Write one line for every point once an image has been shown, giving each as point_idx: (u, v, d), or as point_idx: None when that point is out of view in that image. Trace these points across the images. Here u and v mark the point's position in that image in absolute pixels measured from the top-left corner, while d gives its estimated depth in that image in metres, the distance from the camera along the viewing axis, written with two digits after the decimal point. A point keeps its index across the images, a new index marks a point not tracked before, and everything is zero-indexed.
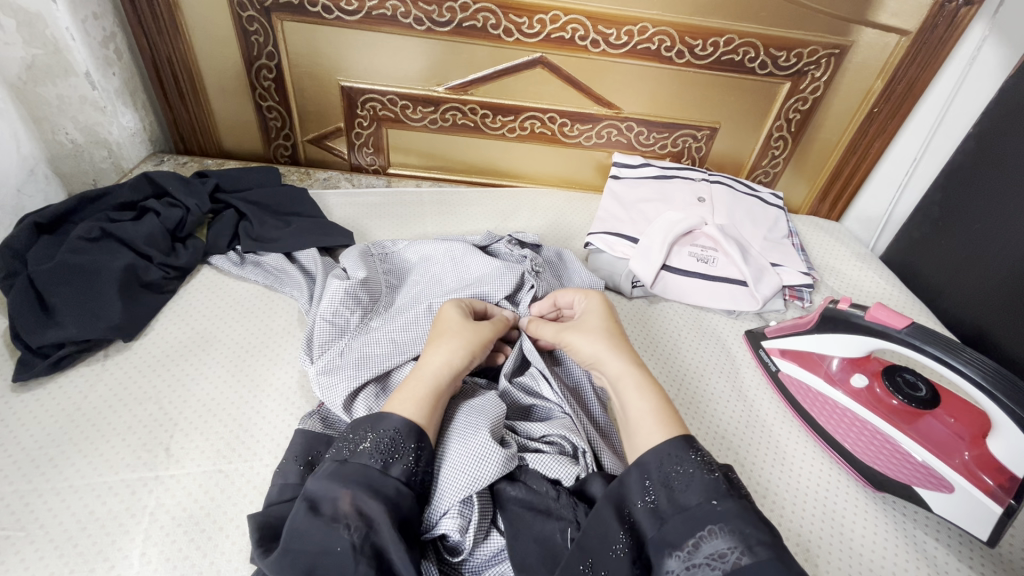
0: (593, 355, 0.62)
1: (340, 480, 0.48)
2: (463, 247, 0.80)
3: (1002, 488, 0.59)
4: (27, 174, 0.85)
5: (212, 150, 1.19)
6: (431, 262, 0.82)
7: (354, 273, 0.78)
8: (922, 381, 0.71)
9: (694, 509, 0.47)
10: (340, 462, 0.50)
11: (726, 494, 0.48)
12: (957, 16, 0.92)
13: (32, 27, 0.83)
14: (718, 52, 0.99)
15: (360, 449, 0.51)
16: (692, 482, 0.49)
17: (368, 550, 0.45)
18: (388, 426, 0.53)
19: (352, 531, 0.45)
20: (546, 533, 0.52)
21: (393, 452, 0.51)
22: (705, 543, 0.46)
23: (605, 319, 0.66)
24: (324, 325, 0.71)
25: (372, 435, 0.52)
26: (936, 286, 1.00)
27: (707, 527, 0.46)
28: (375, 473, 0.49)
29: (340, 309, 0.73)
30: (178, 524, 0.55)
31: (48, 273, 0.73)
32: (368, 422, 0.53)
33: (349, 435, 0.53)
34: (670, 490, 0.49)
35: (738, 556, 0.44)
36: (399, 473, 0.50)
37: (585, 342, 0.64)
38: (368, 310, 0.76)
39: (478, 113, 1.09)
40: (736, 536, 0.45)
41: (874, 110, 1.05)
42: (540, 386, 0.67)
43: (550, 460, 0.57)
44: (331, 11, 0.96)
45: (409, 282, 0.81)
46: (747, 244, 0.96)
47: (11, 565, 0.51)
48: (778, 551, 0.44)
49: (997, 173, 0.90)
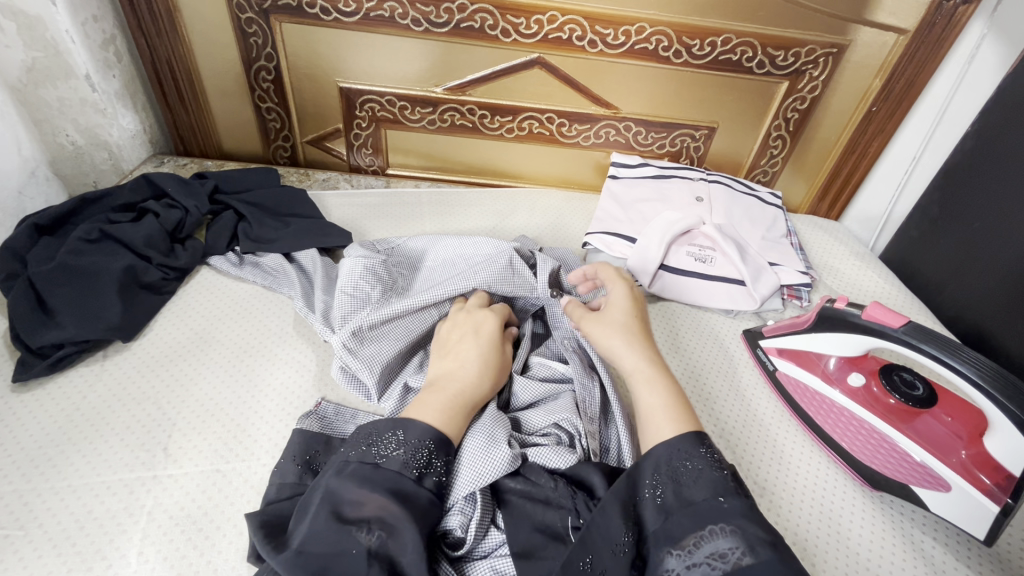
0: (610, 348, 0.64)
1: (371, 486, 0.49)
2: (477, 243, 0.80)
3: (999, 487, 0.59)
4: (27, 176, 0.86)
5: (212, 151, 1.20)
6: (446, 254, 0.81)
7: (370, 254, 0.78)
8: (920, 380, 0.71)
9: (700, 505, 0.48)
10: (374, 466, 0.50)
11: (733, 492, 0.48)
12: (955, 15, 0.92)
13: (32, 30, 0.84)
14: (716, 52, 0.99)
15: (393, 456, 0.51)
16: (700, 478, 0.49)
17: (382, 554, 0.45)
18: (420, 436, 0.53)
19: (370, 535, 0.45)
20: (545, 520, 0.53)
21: (426, 463, 0.52)
22: (707, 543, 0.45)
23: (631, 308, 0.67)
24: (345, 297, 0.72)
25: (404, 444, 0.52)
26: (936, 284, 1.00)
27: (711, 527, 0.46)
28: (407, 481, 0.50)
29: (361, 284, 0.73)
30: (176, 523, 0.56)
31: (48, 275, 0.74)
32: (396, 424, 0.54)
33: (376, 436, 0.53)
34: (678, 485, 0.50)
35: (739, 556, 0.44)
36: (431, 484, 0.51)
37: (604, 336, 0.65)
38: (389, 287, 0.76)
39: (477, 113, 1.09)
40: (738, 536, 0.45)
41: (873, 109, 1.05)
42: (557, 370, 0.69)
43: (549, 451, 0.58)
44: (329, 12, 0.96)
45: (425, 269, 0.81)
46: (745, 243, 0.96)
47: (10, 564, 0.52)
48: (780, 553, 0.44)
49: (998, 172, 0.89)
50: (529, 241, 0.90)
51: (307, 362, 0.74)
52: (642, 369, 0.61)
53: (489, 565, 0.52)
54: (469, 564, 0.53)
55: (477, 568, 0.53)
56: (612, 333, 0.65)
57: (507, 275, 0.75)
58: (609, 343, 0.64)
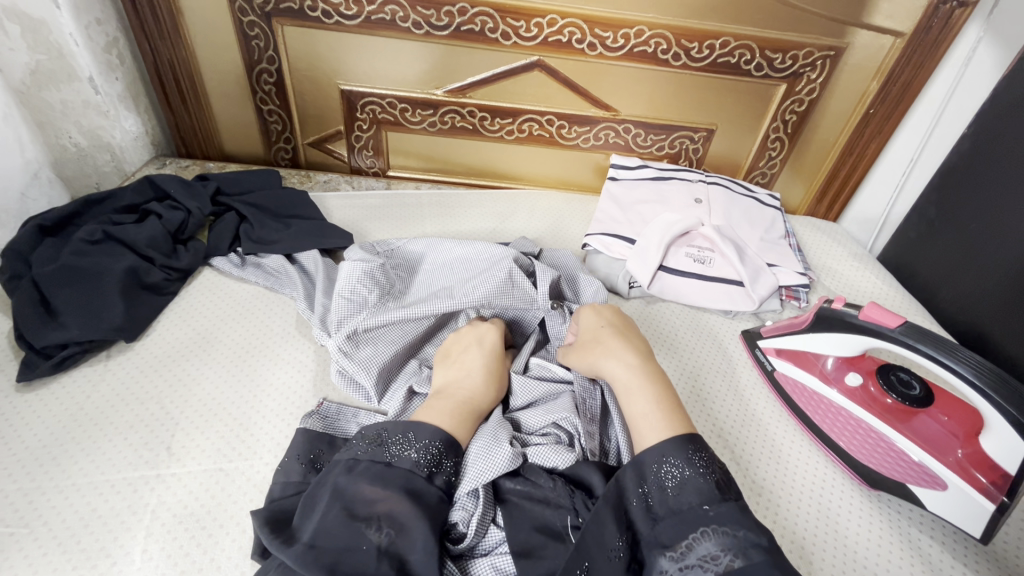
0: (590, 365, 0.66)
1: (385, 484, 0.50)
2: (475, 247, 0.81)
3: (995, 486, 0.59)
4: (30, 177, 0.86)
5: (214, 153, 1.20)
6: (445, 258, 0.82)
7: (369, 258, 0.79)
8: (917, 380, 0.71)
9: (687, 512, 0.48)
10: (385, 464, 0.52)
11: (719, 499, 0.49)
12: (952, 17, 0.92)
13: (36, 33, 0.85)
14: (714, 54, 0.99)
15: (405, 455, 0.53)
16: (685, 484, 0.50)
17: (392, 552, 0.45)
18: (430, 437, 0.55)
19: (381, 534, 0.46)
20: (546, 521, 0.54)
21: (437, 462, 0.53)
22: (697, 545, 0.46)
23: (602, 322, 0.70)
24: (342, 301, 0.73)
25: (416, 444, 0.54)
26: (933, 285, 1.01)
27: (699, 530, 0.47)
28: (418, 480, 0.51)
29: (358, 288, 0.74)
30: (179, 521, 0.56)
31: (52, 275, 0.74)
32: (406, 426, 0.55)
33: (388, 436, 0.54)
34: (664, 492, 0.50)
35: (730, 558, 0.44)
36: (440, 483, 0.53)
37: (584, 358, 0.67)
38: (386, 291, 0.77)
39: (477, 116, 1.10)
40: (728, 540, 0.45)
41: (870, 111, 1.05)
42: (556, 372, 0.70)
43: (548, 450, 0.59)
44: (330, 15, 0.97)
45: (423, 273, 0.82)
46: (743, 244, 0.97)
47: (14, 561, 0.52)
48: (773, 556, 0.44)
49: (994, 173, 0.90)
50: (532, 244, 0.91)
51: (308, 362, 0.75)
52: (622, 377, 0.62)
53: (490, 563, 0.53)
54: (470, 562, 0.53)
55: (478, 565, 0.53)
56: (587, 352, 0.67)
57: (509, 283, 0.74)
58: (589, 362, 0.66)
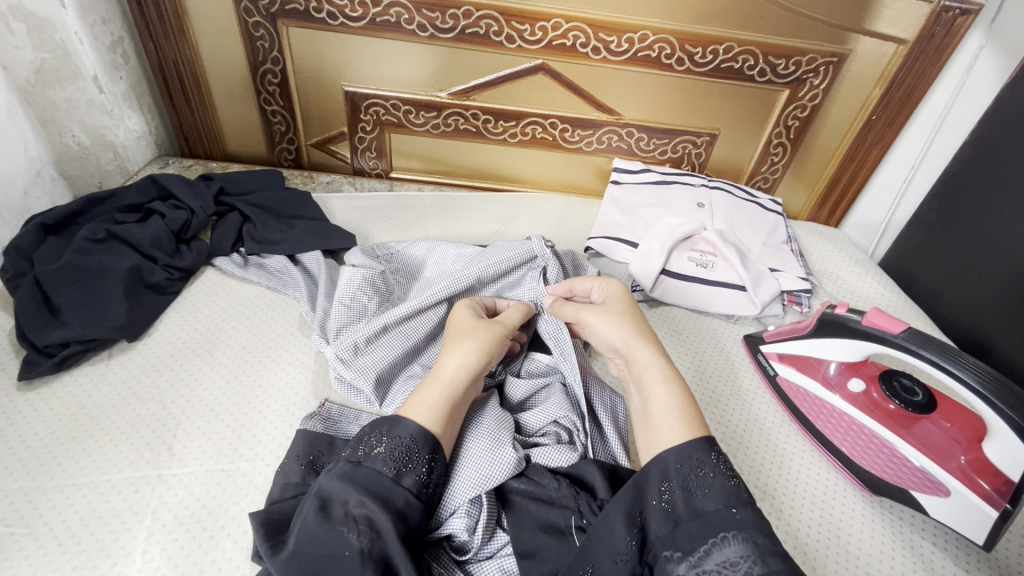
0: (621, 338, 0.63)
1: (353, 484, 0.49)
2: (469, 250, 0.81)
3: (998, 493, 0.59)
4: (33, 175, 0.86)
5: (217, 154, 1.20)
6: (439, 259, 0.82)
7: (370, 265, 0.80)
8: (919, 385, 0.70)
9: (711, 515, 0.48)
10: (354, 464, 0.51)
11: (743, 503, 0.48)
12: (954, 25, 0.92)
13: (42, 32, 0.84)
14: (718, 60, 1.00)
15: (374, 453, 0.51)
16: (712, 487, 0.49)
17: (375, 555, 0.45)
18: (402, 432, 0.53)
19: (360, 537, 0.45)
20: (549, 520, 0.54)
21: (406, 460, 0.51)
22: (716, 550, 0.46)
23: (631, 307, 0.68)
24: (341, 309, 0.73)
25: (386, 440, 0.52)
26: (935, 291, 1.01)
27: (721, 535, 0.47)
28: (385, 480, 0.50)
29: (358, 295, 0.74)
30: (181, 522, 0.56)
31: (54, 273, 0.74)
32: (381, 424, 0.54)
33: (365, 436, 0.53)
34: (687, 494, 0.50)
35: (750, 565, 0.44)
36: (410, 483, 0.51)
37: (608, 325, 0.65)
38: (386, 298, 0.77)
39: (481, 118, 1.10)
40: (749, 545, 0.45)
41: (873, 118, 1.05)
42: (543, 362, 0.71)
43: (551, 450, 0.59)
44: (336, 17, 0.97)
45: (422, 278, 0.82)
46: (746, 250, 0.96)
47: (14, 561, 0.52)
48: (789, 563, 0.44)
49: (999, 181, 0.90)
50: None
51: (309, 362, 0.75)
52: (654, 366, 0.60)
53: (496, 564, 0.53)
54: (475, 565, 0.54)
55: (484, 568, 0.53)
56: (617, 321, 0.65)
57: (511, 271, 0.76)
58: (619, 332, 0.64)
